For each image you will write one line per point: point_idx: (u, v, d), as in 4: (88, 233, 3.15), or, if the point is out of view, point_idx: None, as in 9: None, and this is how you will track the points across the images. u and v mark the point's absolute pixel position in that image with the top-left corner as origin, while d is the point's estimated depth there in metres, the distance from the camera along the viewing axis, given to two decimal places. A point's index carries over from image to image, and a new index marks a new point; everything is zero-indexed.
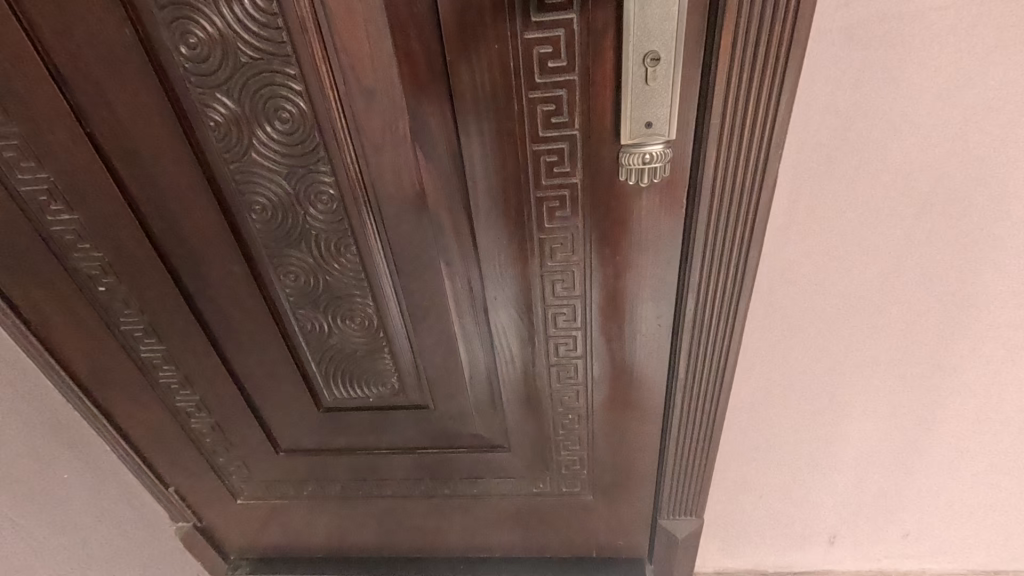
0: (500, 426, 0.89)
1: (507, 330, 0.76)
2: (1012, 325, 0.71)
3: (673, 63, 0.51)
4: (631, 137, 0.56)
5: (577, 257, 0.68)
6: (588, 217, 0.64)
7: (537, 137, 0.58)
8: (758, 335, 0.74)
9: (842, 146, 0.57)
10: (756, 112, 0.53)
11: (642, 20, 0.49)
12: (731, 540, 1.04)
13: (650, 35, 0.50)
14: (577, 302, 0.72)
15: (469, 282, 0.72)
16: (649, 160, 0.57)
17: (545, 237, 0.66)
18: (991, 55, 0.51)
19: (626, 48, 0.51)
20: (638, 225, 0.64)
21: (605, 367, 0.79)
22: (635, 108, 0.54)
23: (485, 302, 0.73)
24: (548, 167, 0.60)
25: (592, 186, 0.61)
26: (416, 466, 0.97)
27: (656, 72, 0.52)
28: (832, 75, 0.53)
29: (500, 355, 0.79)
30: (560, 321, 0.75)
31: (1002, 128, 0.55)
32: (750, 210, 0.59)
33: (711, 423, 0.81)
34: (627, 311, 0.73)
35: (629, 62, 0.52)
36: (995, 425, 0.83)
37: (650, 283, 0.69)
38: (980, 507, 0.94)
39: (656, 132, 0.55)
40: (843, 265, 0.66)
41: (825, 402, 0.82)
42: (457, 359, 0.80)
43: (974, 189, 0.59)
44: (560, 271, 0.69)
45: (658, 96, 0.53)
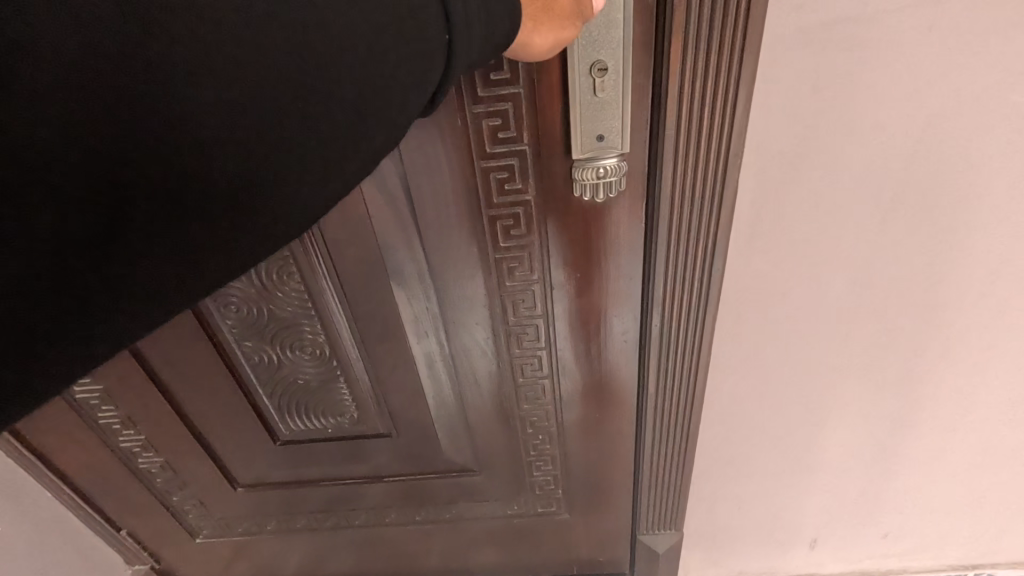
0: (471, 449, 0.86)
1: (470, 353, 0.73)
2: (981, 326, 0.70)
3: (621, 72, 0.49)
4: (583, 152, 0.53)
5: (537, 276, 0.65)
6: (544, 234, 0.61)
7: (485, 153, 0.56)
8: (728, 346, 0.72)
9: (802, 155, 0.55)
10: (714, 121, 0.50)
11: (586, 27, 0.47)
12: (714, 550, 1.02)
13: (597, 44, 0.48)
14: (541, 321, 0.69)
15: (426, 306, 0.68)
16: (604, 174, 0.54)
17: (501, 256, 0.63)
18: (949, 58, 0.49)
19: (573, 59, 0.49)
20: (597, 241, 0.61)
21: (574, 386, 0.77)
22: (586, 121, 0.52)
23: (445, 325, 0.70)
24: (499, 184, 0.57)
25: (546, 203, 0.59)
26: (385, 494, 0.92)
27: (605, 83, 0.49)
28: (790, 81, 0.51)
29: (464, 378, 0.75)
30: (524, 341, 0.72)
31: (963, 131, 0.53)
32: (711, 224, 0.56)
33: (685, 438, 0.79)
34: (591, 328, 0.70)
35: (575, 73, 0.49)
36: (969, 425, 0.82)
37: (614, 299, 0.67)
38: (957, 505, 0.94)
39: (609, 145, 0.53)
40: (810, 274, 0.64)
41: (799, 410, 0.80)
42: (420, 384, 0.76)
43: (936, 195, 0.58)
44: (520, 291, 0.66)
45: (609, 107, 0.51)
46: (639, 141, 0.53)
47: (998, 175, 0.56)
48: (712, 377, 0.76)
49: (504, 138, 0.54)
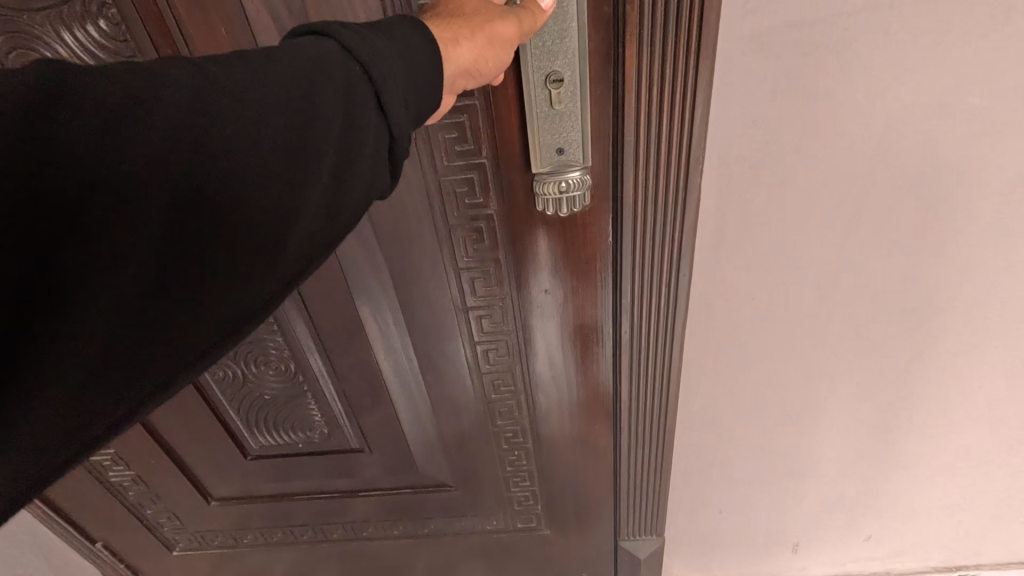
0: (446, 464, 0.85)
1: (440, 369, 0.72)
2: (953, 330, 0.69)
3: (577, 83, 0.48)
4: (544, 165, 0.53)
5: (502, 291, 0.65)
6: (508, 249, 0.61)
7: (445, 166, 0.55)
8: (699, 352, 0.71)
9: (765, 159, 0.54)
10: (673, 125, 0.49)
11: (539, 37, 0.46)
12: (697, 555, 1.02)
13: (550, 55, 0.47)
14: (509, 337, 0.69)
15: (392, 325, 0.68)
16: (566, 188, 0.53)
17: (465, 269, 0.63)
18: (907, 60, 0.49)
19: (527, 70, 0.48)
20: (561, 256, 0.61)
21: (547, 400, 0.76)
22: (546, 132, 0.51)
23: (412, 344, 0.69)
24: (459, 198, 0.57)
25: (508, 216, 0.58)
26: (363, 509, 0.91)
27: (562, 94, 0.49)
28: (748, 87, 0.50)
29: (434, 395, 0.75)
30: (493, 357, 0.71)
31: (924, 134, 0.53)
32: (674, 234, 0.56)
33: (660, 450, 0.79)
34: (561, 343, 0.70)
35: (530, 84, 0.49)
36: (947, 428, 0.81)
37: (582, 314, 0.67)
38: (938, 508, 0.93)
39: (569, 157, 0.52)
40: (779, 280, 0.64)
41: (775, 415, 0.79)
42: (390, 400, 0.75)
43: (900, 197, 0.57)
44: (486, 307, 0.66)
45: (567, 119, 0.50)
46: (600, 150, 0.53)
47: (960, 179, 0.56)
48: (685, 382, 0.75)
49: (463, 151, 0.54)
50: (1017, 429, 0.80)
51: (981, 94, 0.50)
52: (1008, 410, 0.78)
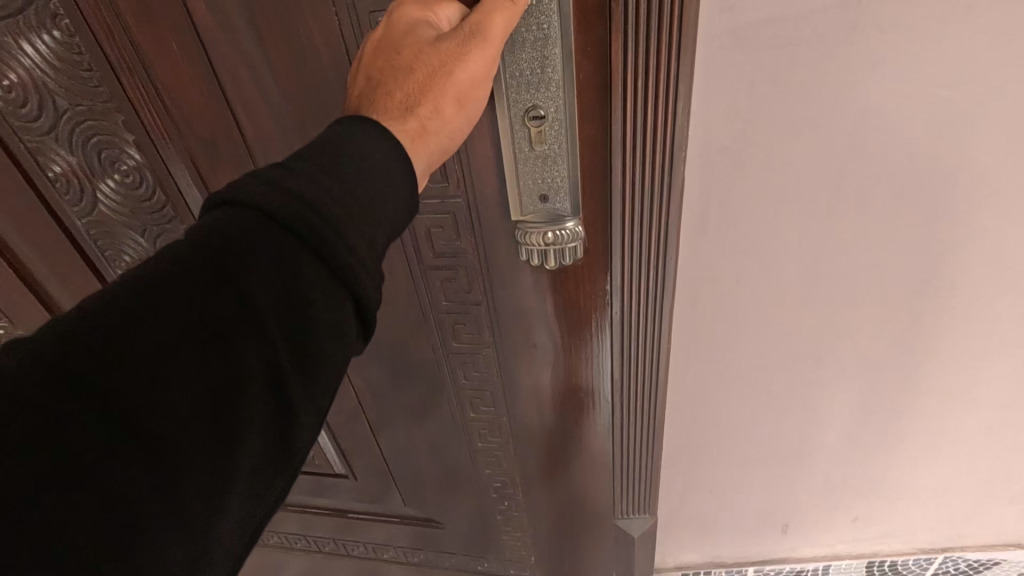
0: (433, 465, 0.97)
1: (428, 388, 0.86)
2: (930, 315, 0.72)
3: (556, 122, 0.55)
4: (526, 209, 0.62)
5: (485, 344, 0.79)
6: (489, 301, 0.74)
7: (426, 206, 0.66)
8: (685, 336, 0.75)
9: (743, 149, 0.58)
10: (656, 118, 0.53)
11: (519, 80, 0.54)
12: (688, 536, 1.06)
13: (532, 91, 0.54)
14: (493, 385, 0.83)
15: (394, 383, 0.87)
16: (551, 238, 0.62)
17: (454, 321, 0.76)
18: (874, 54, 0.52)
19: (511, 108, 0.55)
20: (533, 321, 0.74)
21: (529, 443, 0.90)
22: (533, 175, 0.59)
23: (414, 400, 0.88)
24: (435, 239, 0.69)
25: (483, 266, 0.70)
26: (356, 525, 1.12)
27: (544, 129, 0.56)
28: (725, 79, 0.54)
29: (434, 436, 0.92)
30: (480, 401, 0.86)
31: (895, 122, 0.56)
32: (661, 227, 0.60)
33: (646, 477, 0.89)
34: (537, 396, 0.83)
35: (515, 124, 0.56)
36: (929, 412, 0.85)
37: (554, 369, 0.80)
38: (923, 491, 0.97)
39: (553, 200, 0.60)
40: (761, 264, 0.67)
41: (760, 398, 0.83)
42: (397, 437, 0.94)
43: (874, 185, 0.60)
44: (472, 356, 0.80)
45: (548, 161, 0.58)
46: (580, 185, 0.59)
47: (930, 165, 0.59)
48: (673, 367, 0.79)
49: (437, 196, 0.65)
50: (994, 414, 0.84)
51: (946, 85, 0.54)
52: (986, 395, 0.82)
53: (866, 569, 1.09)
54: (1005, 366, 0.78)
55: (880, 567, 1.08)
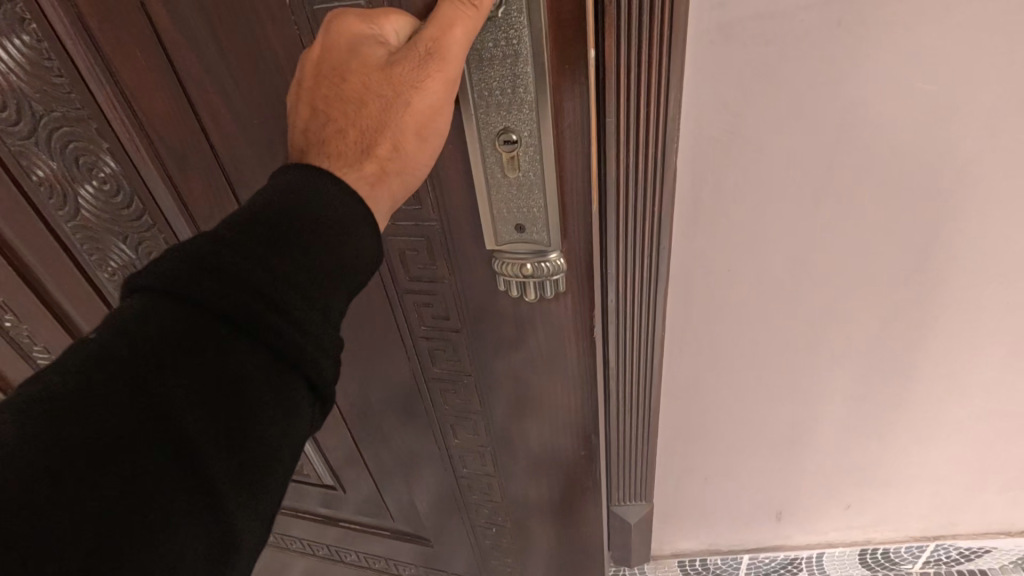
0: (418, 491, 0.90)
1: (406, 416, 0.79)
2: (918, 304, 0.74)
3: (525, 146, 0.49)
4: (500, 241, 0.55)
5: (466, 372, 0.71)
6: (468, 328, 0.66)
7: (398, 219, 0.59)
8: (679, 324, 0.77)
9: (735, 141, 0.60)
10: (650, 109, 0.55)
11: (486, 94, 0.47)
12: (684, 523, 1.08)
13: (503, 110, 0.47)
14: (477, 418, 0.75)
15: (370, 406, 0.80)
16: (528, 273, 0.54)
17: (430, 344, 0.69)
18: (860, 49, 0.54)
19: (480, 127, 0.49)
20: (517, 352, 0.66)
21: (518, 479, 0.81)
22: (508, 202, 0.52)
23: (392, 425, 0.81)
24: (410, 261, 0.62)
25: (460, 292, 0.62)
26: (342, 535, 1.06)
27: (517, 154, 0.49)
28: (715, 73, 0.56)
29: (416, 462, 0.85)
30: (464, 433, 0.78)
31: (880, 115, 0.58)
32: (655, 215, 0.63)
33: (643, 465, 0.92)
34: (523, 433, 0.74)
35: (483, 146, 0.50)
36: (919, 400, 0.87)
37: (543, 405, 0.70)
38: (914, 479, 0.99)
39: (528, 231, 0.53)
40: (753, 254, 0.69)
41: (754, 386, 0.85)
42: (376, 460, 0.87)
43: (862, 175, 0.62)
44: (452, 383, 0.73)
45: (522, 189, 0.51)
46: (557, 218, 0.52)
47: (913, 155, 0.61)
48: (669, 355, 0.81)
49: (408, 214, 0.58)
50: (982, 403, 0.86)
51: (929, 79, 0.56)
52: (973, 383, 0.84)
53: (858, 555, 1.12)
54: (991, 354, 0.80)
55: (871, 551, 1.12)
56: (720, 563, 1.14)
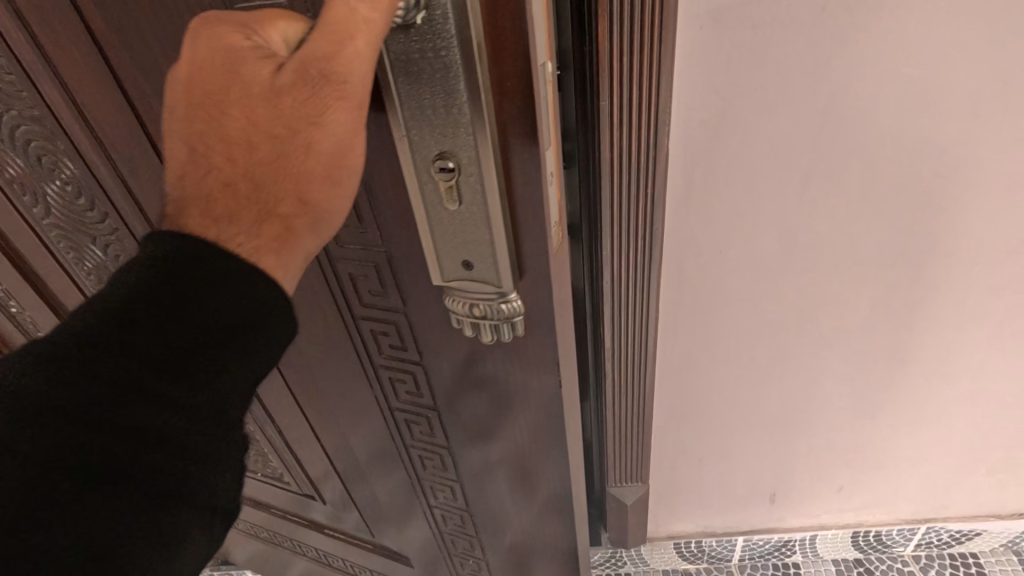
0: (393, 513, 0.85)
1: (372, 438, 0.73)
2: (903, 284, 0.77)
3: (468, 175, 0.38)
4: (451, 279, 0.44)
5: (428, 406, 0.63)
6: (427, 361, 0.58)
7: (344, 241, 0.51)
8: (673, 305, 0.79)
9: (725, 123, 0.62)
10: (641, 92, 0.57)
11: (417, 110, 0.36)
12: (678, 506, 1.11)
13: (437, 132, 0.37)
14: (444, 453, 0.68)
15: (337, 426, 0.75)
16: (482, 314, 0.45)
17: (390, 373, 0.62)
18: (844, 34, 0.56)
19: (410, 149, 0.38)
20: (478, 393, 0.57)
21: (490, 522, 0.73)
22: (452, 239, 0.42)
23: (360, 447, 0.76)
24: (360, 287, 0.55)
25: (417, 322, 0.54)
26: (326, 543, 1.03)
27: (456, 185, 0.38)
28: (705, 57, 0.58)
29: (387, 485, 0.80)
30: (432, 466, 0.71)
31: (864, 99, 0.60)
32: (646, 196, 0.65)
33: (639, 446, 0.95)
34: (491, 474, 0.66)
35: (422, 175, 0.39)
36: (907, 381, 0.89)
37: (510, 450, 0.62)
38: (903, 461, 1.02)
39: (479, 272, 0.43)
40: (743, 235, 0.71)
41: (746, 367, 0.87)
42: (350, 478, 0.83)
43: (847, 157, 0.65)
44: (415, 415, 0.65)
45: (467, 224, 0.40)
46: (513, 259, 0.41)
47: (897, 138, 0.63)
48: (663, 337, 0.83)
49: (351, 237, 0.50)
50: (968, 383, 0.89)
51: (910, 63, 0.58)
52: (957, 363, 0.87)
53: (850, 536, 1.15)
54: (977, 333, 0.83)
55: (863, 534, 1.14)
56: (715, 544, 1.17)
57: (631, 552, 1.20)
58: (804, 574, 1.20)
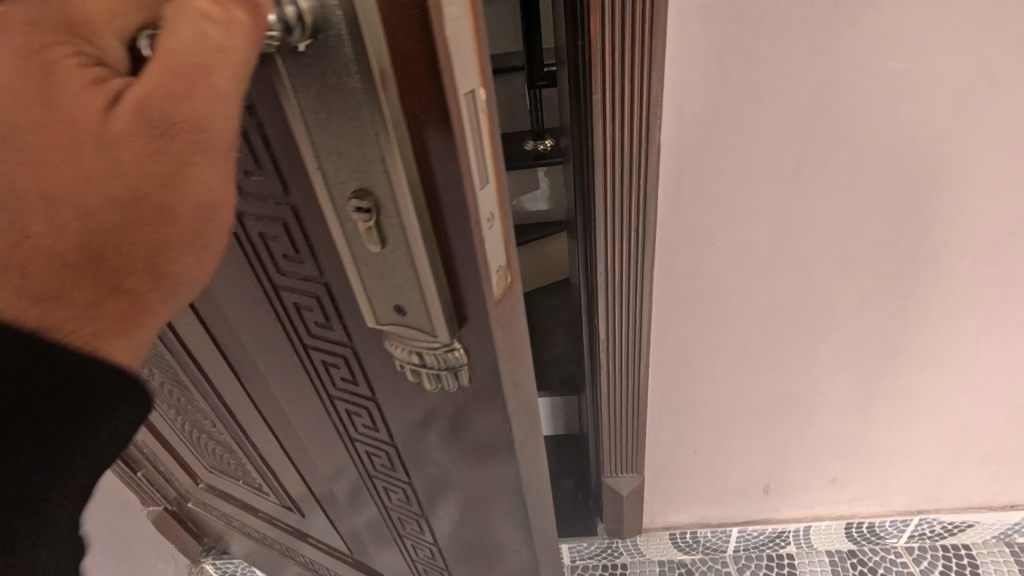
0: (362, 530, 0.83)
1: (333, 464, 0.69)
2: (892, 275, 0.78)
3: (390, 216, 0.33)
4: (384, 322, 0.41)
5: (385, 443, 0.58)
6: (381, 400, 0.52)
7: (281, 268, 0.45)
8: (666, 297, 0.81)
9: (716, 116, 0.63)
10: (634, 85, 0.58)
11: (328, 142, 0.32)
12: (673, 497, 1.12)
13: (349, 166, 0.32)
14: (405, 486, 0.63)
15: (300, 446, 0.71)
16: (421, 360, 0.42)
17: (344, 406, 0.57)
18: (832, 29, 0.57)
19: (325, 183, 0.34)
20: (434, 433, 0.52)
21: (456, 549, 0.71)
22: (379, 283, 0.38)
23: (323, 469, 0.72)
24: (305, 318, 0.48)
25: (364, 359, 0.49)
26: (310, 552, 1.03)
27: (374, 226, 0.34)
28: (696, 51, 0.59)
29: (356, 505, 0.77)
30: (395, 496, 0.67)
31: (853, 92, 0.62)
32: (639, 188, 0.66)
33: (633, 436, 0.96)
34: (454, 508, 0.62)
35: (340, 214, 0.35)
36: (897, 371, 0.90)
37: (472, 486, 0.58)
38: (895, 452, 1.03)
39: (411, 317, 0.39)
40: (735, 227, 0.72)
41: (738, 358, 0.88)
42: (319, 495, 0.80)
43: (835, 150, 0.66)
44: (374, 449, 0.61)
45: (394, 268, 0.36)
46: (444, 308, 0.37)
47: (885, 130, 0.65)
48: (657, 328, 0.85)
49: (291, 265, 0.44)
50: (958, 373, 0.91)
51: (896, 57, 0.59)
52: (945, 353, 0.88)
53: (844, 528, 1.17)
54: (966, 324, 0.85)
55: (857, 525, 1.16)
56: (710, 535, 1.19)
57: (627, 543, 1.22)
58: (798, 565, 1.22)
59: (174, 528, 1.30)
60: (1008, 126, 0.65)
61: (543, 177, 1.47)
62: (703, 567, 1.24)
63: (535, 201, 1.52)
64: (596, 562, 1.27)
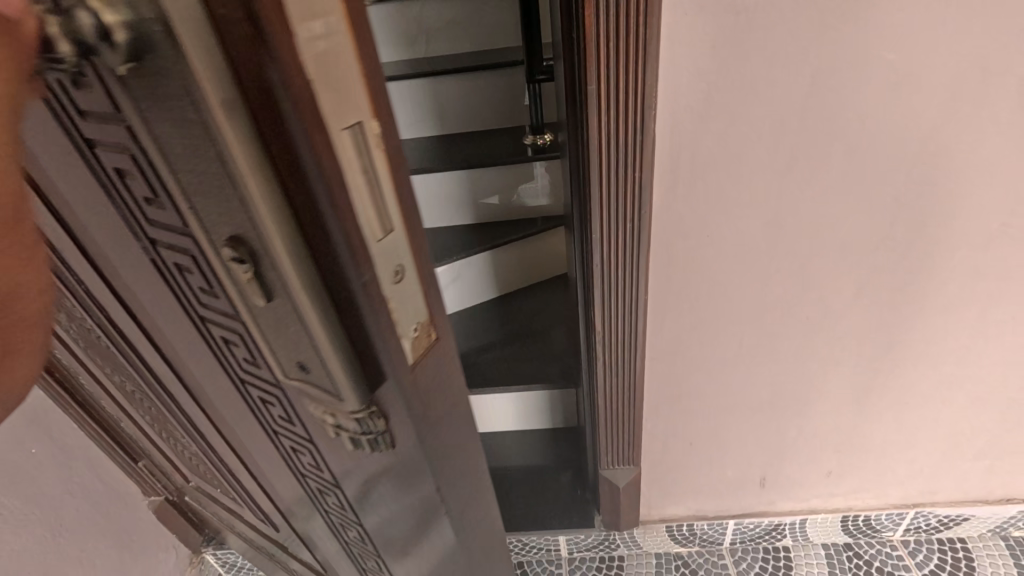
0: (332, 559, 0.78)
1: (292, 496, 0.64)
2: (887, 268, 0.79)
3: (268, 269, 0.28)
4: (291, 379, 0.35)
5: (326, 490, 0.52)
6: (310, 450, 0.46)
7: (190, 307, 0.40)
8: (661, 290, 0.81)
9: (710, 108, 0.63)
10: (628, 74, 0.59)
11: (191, 178, 0.26)
12: (669, 489, 1.13)
13: (217, 210, 0.27)
14: (357, 534, 0.57)
15: (262, 471, 0.66)
16: (335, 421, 0.36)
17: (282, 448, 0.51)
18: (826, 21, 0.58)
19: (198, 225, 0.28)
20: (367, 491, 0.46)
21: None
22: (276, 338, 0.32)
23: (286, 498, 0.67)
24: (223, 358, 0.43)
25: (285, 409, 0.43)
26: (293, 558, 1.01)
27: (254, 278, 0.29)
28: (691, 42, 0.59)
29: (323, 538, 0.71)
30: (352, 539, 0.62)
31: (847, 84, 0.62)
32: (633, 179, 0.66)
33: (630, 428, 0.97)
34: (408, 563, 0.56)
35: (219, 263, 0.30)
36: (892, 364, 0.91)
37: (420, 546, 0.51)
38: (891, 445, 1.04)
39: (315, 377, 0.33)
40: (730, 218, 0.73)
41: (734, 351, 0.89)
42: (291, 518, 0.75)
43: (830, 142, 0.67)
44: (320, 493, 0.55)
45: (287, 325, 0.31)
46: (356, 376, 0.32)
47: (878, 122, 0.65)
48: (653, 321, 0.85)
49: (198, 303, 0.38)
50: (953, 366, 0.92)
51: (890, 48, 0.60)
52: (939, 347, 0.89)
53: (839, 521, 1.17)
54: (960, 317, 0.85)
55: (852, 518, 1.17)
56: (706, 528, 1.20)
57: (624, 535, 1.23)
58: (794, 557, 1.23)
59: (177, 521, 1.30)
60: (1002, 118, 0.65)
61: (542, 172, 1.47)
62: (699, 560, 1.24)
63: (535, 196, 1.52)
64: (593, 554, 1.28)
